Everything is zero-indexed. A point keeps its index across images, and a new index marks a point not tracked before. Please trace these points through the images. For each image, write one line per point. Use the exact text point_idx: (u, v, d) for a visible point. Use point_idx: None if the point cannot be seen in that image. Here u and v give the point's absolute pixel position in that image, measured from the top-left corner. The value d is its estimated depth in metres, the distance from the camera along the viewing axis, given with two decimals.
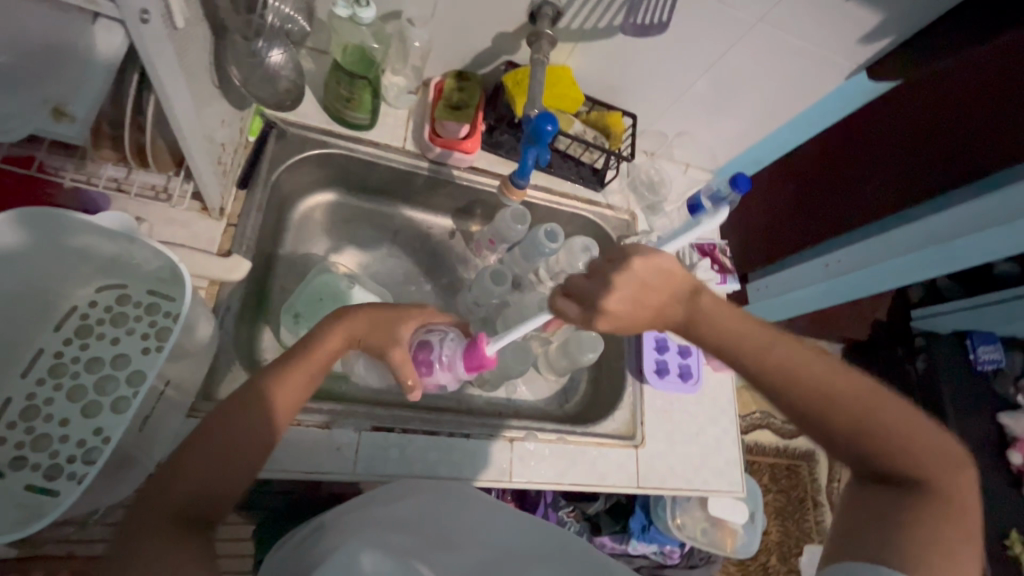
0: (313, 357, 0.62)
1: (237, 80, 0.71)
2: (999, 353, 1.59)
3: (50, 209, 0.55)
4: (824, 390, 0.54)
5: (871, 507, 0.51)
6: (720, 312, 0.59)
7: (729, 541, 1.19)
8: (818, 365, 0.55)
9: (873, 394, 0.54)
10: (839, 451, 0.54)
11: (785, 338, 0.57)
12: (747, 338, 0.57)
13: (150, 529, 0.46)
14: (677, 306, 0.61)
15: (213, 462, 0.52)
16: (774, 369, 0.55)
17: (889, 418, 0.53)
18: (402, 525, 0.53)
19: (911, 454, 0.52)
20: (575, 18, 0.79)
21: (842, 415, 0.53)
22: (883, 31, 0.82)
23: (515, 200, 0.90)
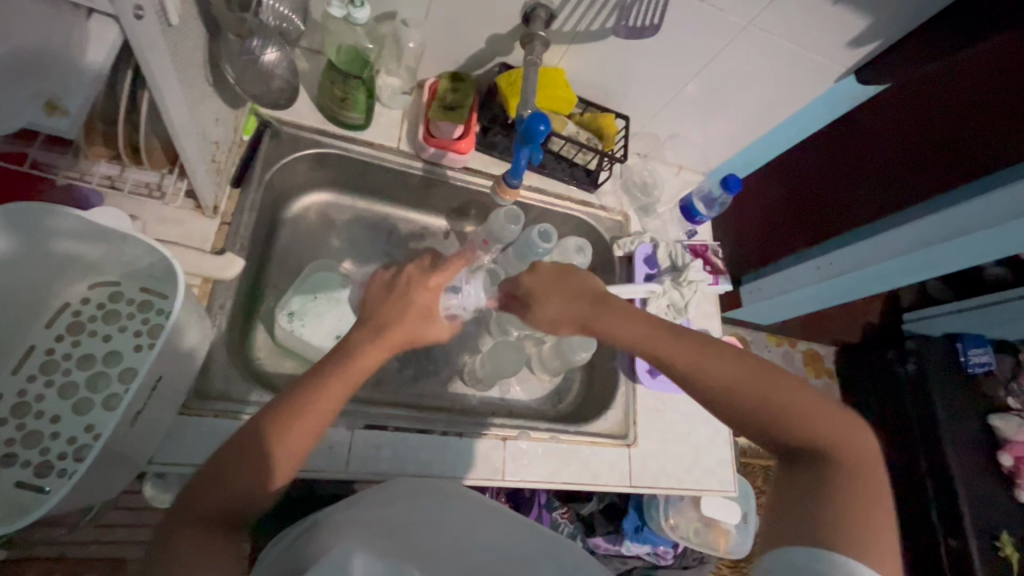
0: (348, 372, 0.60)
1: (231, 79, 0.71)
2: (990, 356, 1.59)
3: (39, 206, 0.54)
4: (724, 375, 0.59)
5: (796, 486, 0.53)
6: (631, 316, 0.67)
7: (722, 542, 1.19)
8: (712, 353, 0.61)
9: (770, 376, 0.59)
10: (752, 433, 0.59)
11: (689, 336, 0.64)
12: (657, 336, 0.65)
13: (178, 535, 0.48)
14: (589, 302, 0.71)
15: (242, 470, 0.52)
16: (675, 362, 0.62)
17: (785, 391, 0.58)
18: (395, 525, 0.53)
19: (811, 418, 0.56)
20: (568, 20, 0.79)
21: (743, 396, 0.58)
22: (870, 36, 0.84)
23: (508, 200, 0.91)
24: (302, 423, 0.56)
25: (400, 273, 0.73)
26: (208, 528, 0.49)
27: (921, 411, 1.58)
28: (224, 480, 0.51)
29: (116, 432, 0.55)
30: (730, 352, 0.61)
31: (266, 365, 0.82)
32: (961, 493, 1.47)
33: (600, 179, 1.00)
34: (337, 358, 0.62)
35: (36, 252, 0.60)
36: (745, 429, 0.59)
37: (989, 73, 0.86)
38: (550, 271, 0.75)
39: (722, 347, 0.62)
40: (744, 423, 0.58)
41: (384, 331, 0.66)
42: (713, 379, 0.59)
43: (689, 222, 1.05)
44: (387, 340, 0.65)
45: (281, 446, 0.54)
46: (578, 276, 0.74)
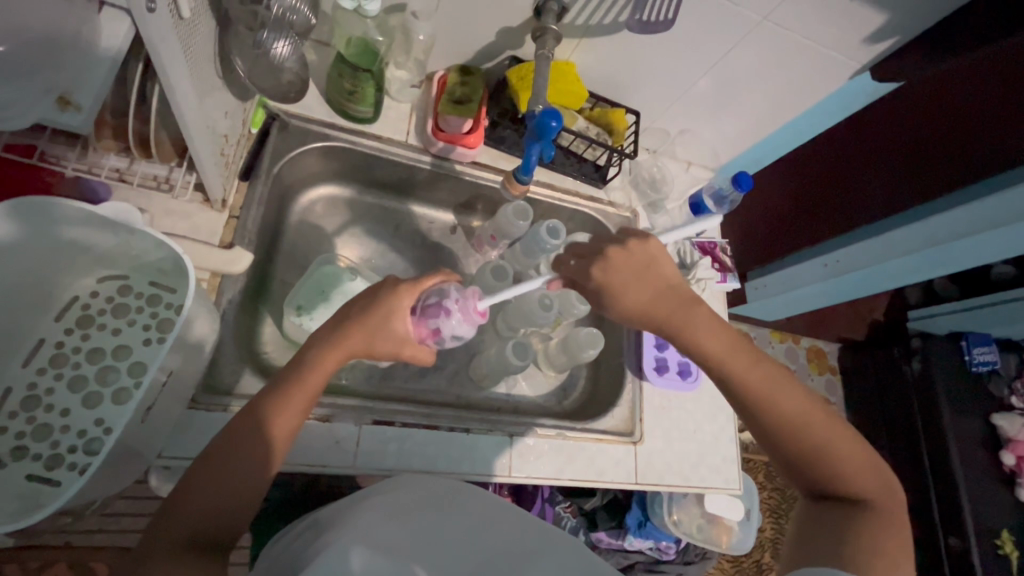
0: (308, 381, 0.59)
1: (241, 71, 0.71)
2: (994, 355, 1.59)
3: (42, 198, 0.54)
4: (795, 414, 0.59)
5: (829, 522, 0.55)
6: (711, 331, 0.63)
7: (725, 538, 1.19)
8: (786, 388, 0.60)
9: (828, 419, 0.59)
10: (794, 470, 0.59)
11: (764, 364, 0.62)
12: (733, 355, 0.62)
13: (162, 541, 0.48)
14: (675, 308, 0.65)
15: (219, 482, 0.52)
16: (748, 388, 0.60)
17: (843, 442, 0.58)
18: (402, 512, 0.53)
19: (859, 471, 0.57)
20: (580, 14, 0.78)
21: (807, 436, 0.58)
22: (886, 33, 0.82)
23: (517, 196, 0.90)
24: (272, 429, 0.56)
25: (376, 287, 0.68)
26: (189, 539, 0.49)
27: (926, 408, 1.57)
28: (204, 489, 0.51)
29: (128, 427, 0.55)
30: (803, 392, 0.60)
31: (274, 359, 0.81)
32: (962, 492, 1.48)
33: (609, 174, 0.99)
34: (299, 365, 0.60)
35: (43, 246, 0.59)
36: (788, 464, 0.59)
37: (987, 77, 0.87)
38: (640, 258, 0.66)
39: (794, 385, 0.60)
40: (794, 459, 0.58)
41: (337, 332, 0.63)
42: (784, 412, 0.59)
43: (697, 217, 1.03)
44: (343, 341, 0.62)
45: (257, 457, 0.54)
46: (661, 268, 0.67)
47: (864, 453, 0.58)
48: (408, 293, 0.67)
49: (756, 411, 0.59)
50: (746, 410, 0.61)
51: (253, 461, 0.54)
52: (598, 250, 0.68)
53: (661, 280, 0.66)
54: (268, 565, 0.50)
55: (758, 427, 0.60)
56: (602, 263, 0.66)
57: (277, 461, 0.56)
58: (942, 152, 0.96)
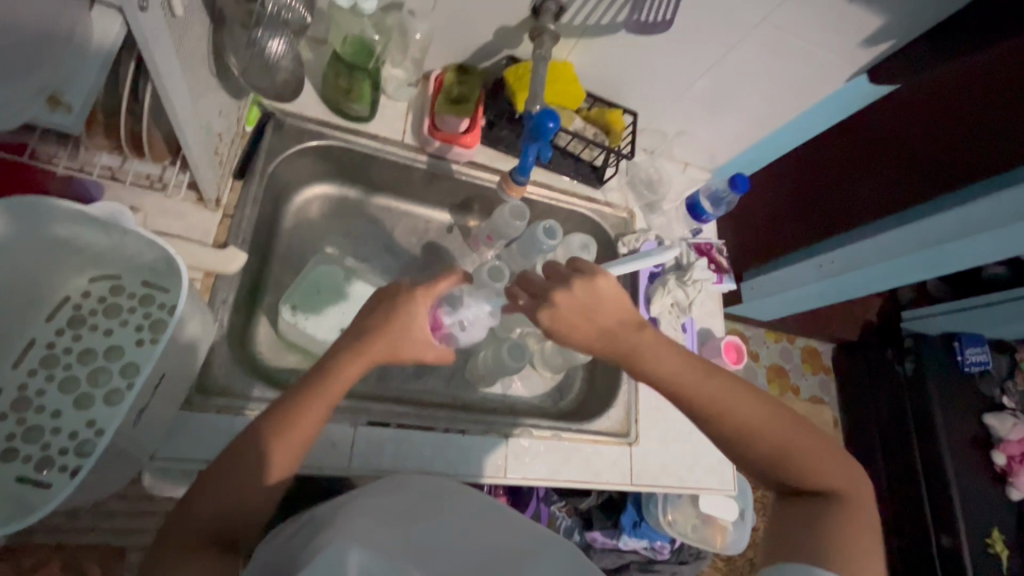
0: (329, 390, 0.59)
1: (236, 69, 0.69)
2: (987, 355, 1.59)
3: (31, 198, 0.53)
4: (751, 421, 0.58)
5: (799, 517, 0.55)
6: (659, 349, 0.61)
7: (718, 537, 1.18)
8: (737, 397, 0.59)
9: (789, 423, 0.59)
10: (759, 473, 0.59)
11: (717, 375, 0.60)
12: (683, 370, 0.60)
13: (177, 540, 0.49)
14: (624, 331, 0.63)
15: (233, 483, 0.53)
16: (703, 402, 0.59)
17: (804, 441, 0.58)
18: (397, 513, 0.53)
19: (823, 468, 0.57)
20: (578, 14, 0.78)
21: (766, 442, 0.57)
22: (883, 35, 0.82)
23: (514, 197, 0.89)
24: (291, 436, 0.56)
25: (374, 298, 0.69)
26: (202, 539, 0.50)
27: (918, 408, 1.58)
28: (213, 492, 0.52)
29: (121, 430, 0.55)
30: (759, 395, 0.60)
31: (269, 359, 0.81)
32: (954, 491, 1.49)
33: (606, 175, 0.99)
34: (323, 371, 0.60)
35: (35, 246, 0.59)
36: (754, 468, 0.59)
37: (982, 83, 0.88)
38: (584, 298, 0.63)
39: (747, 392, 0.59)
40: (757, 463, 0.58)
41: (362, 339, 0.64)
42: (739, 421, 0.58)
43: (695, 219, 1.04)
44: (366, 352, 0.63)
45: (265, 466, 0.54)
46: (608, 303, 0.63)
47: (828, 450, 0.59)
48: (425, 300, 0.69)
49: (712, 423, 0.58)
50: (702, 423, 0.59)
51: (264, 467, 0.54)
52: (544, 288, 0.64)
53: (612, 311, 0.63)
54: (261, 563, 0.50)
55: (716, 438, 0.59)
56: (547, 309, 0.63)
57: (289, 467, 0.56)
58: (936, 160, 0.96)
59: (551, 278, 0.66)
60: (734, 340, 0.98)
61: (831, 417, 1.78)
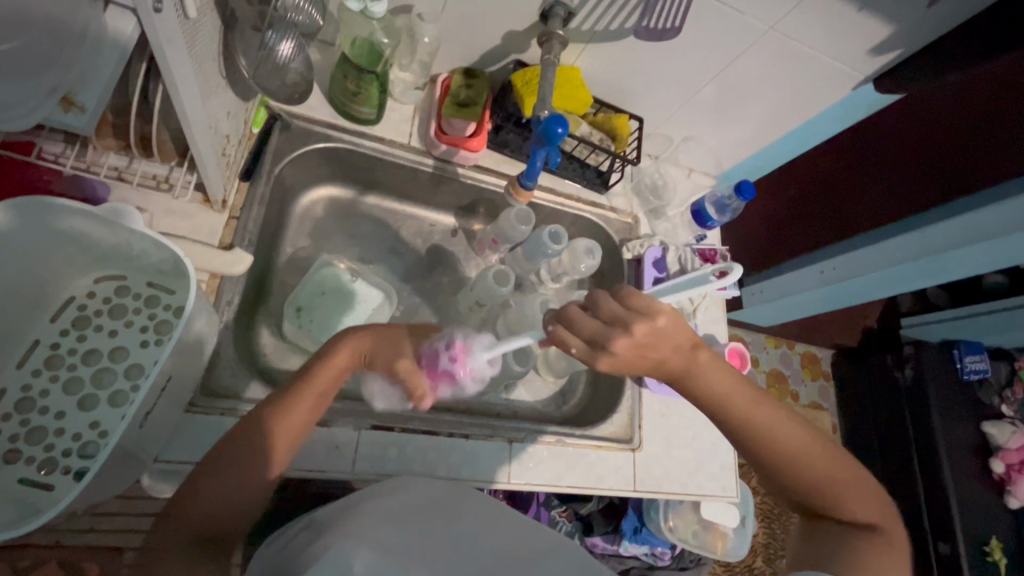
0: (316, 379, 0.61)
1: (246, 71, 0.71)
2: (985, 363, 1.61)
3: (41, 198, 0.53)
4: (795, 449, 0.58)
5: (832, 542, 0.56)
6: (713, 372, 0.58)
7: (720, 545, 1.18)
8: (785, 424, 0.58)
9: (827, 453, 0.59)
10: (794, 496, 0.60)
11: (762, 399, 0.59)
12: (734, 395, 0.58)
13: (171, 538, 0.48)
14: (677, 359, 0.58)
15: (224, 483, 0.52)
16: (746, 426, 0.58)
17: (840, 470, 0.59)
18: (401, 515, 0.52)
19: (857, 498, 0.58)
20: (587, 19, 0.78)
21: (804, 468, 0.58)
22: (891, 43, 0.83)
23: (521, 202, 0.89)
24: (287, 424, 0.57)
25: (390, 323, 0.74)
26: (199, 533, 0.50)
27: (918, 415, 1.58)
28: (207, 491, 0.52)
29: (126, 432, 0.55)
30: (800, 422, 0.59)
31: (273, 361, 0.80)
32: (953, 498, 1.48)
33: (611, 180, 0.99)
34: (313, 365, 0.63)
35: (41, 246, 0.58)
36: (787, 490, 0.60)
37: (990, 94, 0.87)
38: (643, 333, 0.56)
39: (791, 418, 0.59)
40: (791, 485, 0.59)
41: (348, 335, 0.68)
42: (784, 447, 0.57)
43: (699, 225, 1.06)
44: (353, 334, 0.68)
45: (265, 457, 0.55)
46: (670, 337, 0.57)
47: (862, 480, 0.59)
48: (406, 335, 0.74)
49: (753, 446, 0.58)
50: (742, 445, 0.59)
51: (256, 461, 0.54)
52: (601, 334, 0.57)
53: (673, 340, 0.57)
54: (264, 560, 0.49)
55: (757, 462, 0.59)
56: (608, 351, 0.57)
57: (285, 457, 0.57)
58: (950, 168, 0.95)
59: (604, 318, 0.58)
60: (740, 346, 0.98)
61: (831, 424, 1.77)
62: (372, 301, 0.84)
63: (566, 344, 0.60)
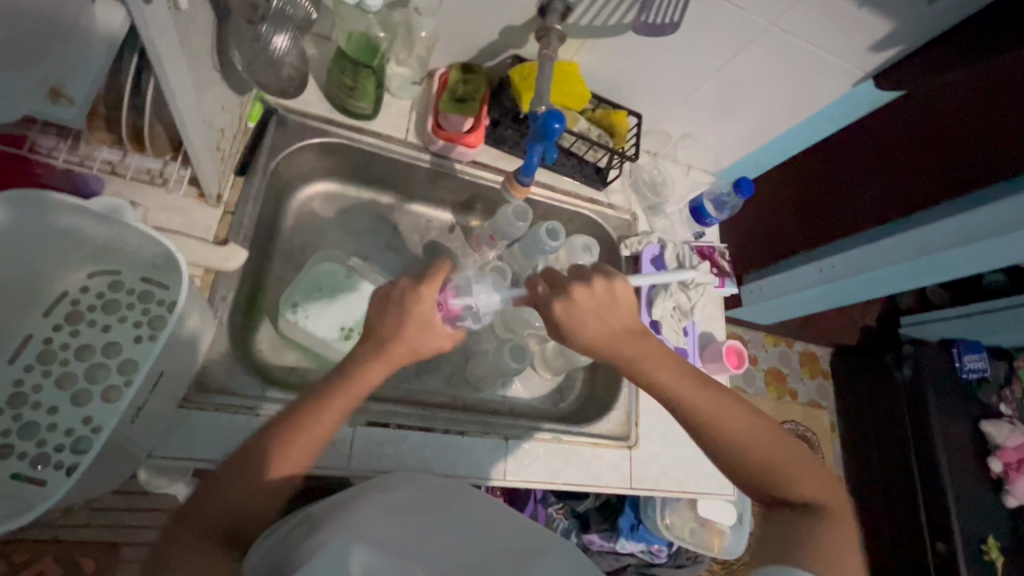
0: (347, 388, 0.61)
1: (239, 64, 0.70)
2: (984, 362, 1.62)
3: (33, 193, 0.53)
4: (741, 431, 0.62)
5: (781, 523, 0.59)
6: (659, 356, 0.65)
7: (717, 542, 1.15)
8: (729, 408, 0.63)
9: (773, 437, 0.63)
10: (747, 482, 0.63)
11: (707, 386, 0.65)
12: (680, 380, 0.64)
13: (188, 538, 0.49)
14: (627, 339, 0.65)
15: (243, 487, 0.53)
16: (692, 407, 0.63)
17: (790, 455, 0.63)
18: (395, 511, 0.52)
19: (803, 479, 0.61)
20: (585, 14, 0.77)
21: (752, 452, 0.62)
22: (890, 40, 0.82)
23: (518, 198, 0.89)
24: (308, 434, 0.57)
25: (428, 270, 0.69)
26: (215, 531, 0.50)
27: (916, 413, 1.58)
28: (224, 492, 0.52)
29: (118, 427, 0.54)
30: (748, 411, 0.64)
31: (269, 358, 0.80)
32: (951, 498, 1.48)
33: (609, 177, 0.98)
34: (342, 375, 0.61)
35: (33, 240, 0.58)
36: (740, 476, 0.63)
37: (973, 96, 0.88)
38: (600, 298, 0.65)
39: (736, 404, 0.64)
40: (742, 470, 0.63)
41: (382, 344, 0.64)
42: (729, 429, 0.62)
43: (698, 222, 1.06)
44: (389, 355, 0.63)
45: (283, 462, 0.55)
46: (619, 308, 0.66)
47: (808, 464, 0.63)
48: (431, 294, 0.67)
49: (702, 428, 0.63)
50: (692, 429, 0.64)
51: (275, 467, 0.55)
52: (562, 281, 0.66)
53: (621, 314, 0.66)
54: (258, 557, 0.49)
55: (707, 446, 0.63)
56: (565, 300, 0.64)
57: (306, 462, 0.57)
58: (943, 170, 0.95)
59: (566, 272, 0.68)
60: (735, 345, 0.97)
61: (828, 422, 1.78)
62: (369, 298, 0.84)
63: (534, 284, 0.67)
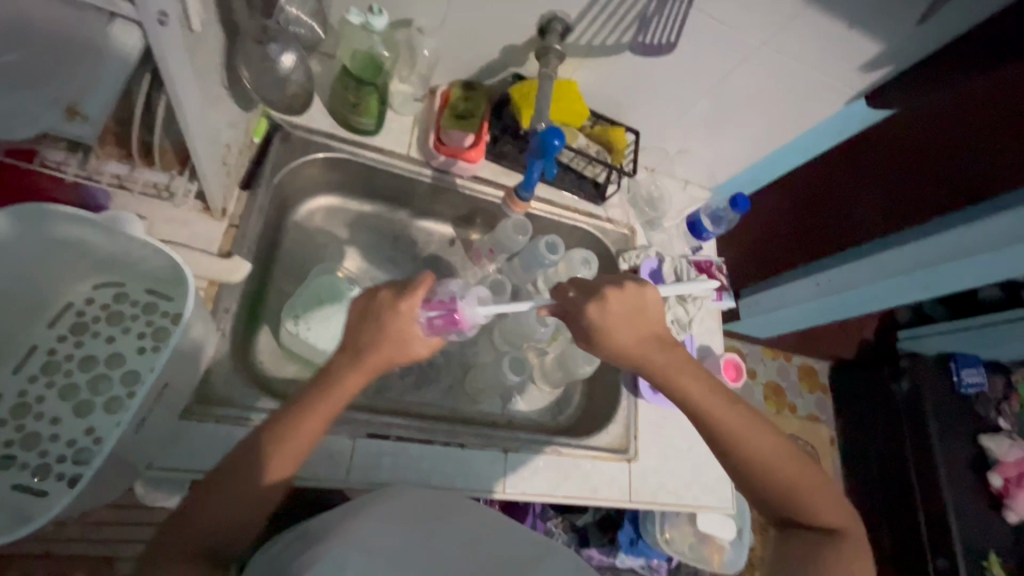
0: (328, 398, 0.61)
1: (247, 82, 0.73)
2: (982, 377, 1.61)
3: (38, 206, 0.54)
4: (769, 454, 0.62)
5: (800, 549, 0.60)
6: (691, 372, 0.65)
7: (717, 557, 1.16)
8: (758, 429, 0.63)
9: (798, 460, 0.63)
10: (767, 503, 0.63)
11: (737, 404, 0.65)
12: (710, 398, 0.64)
13: (170, 554, 0.51)
14: (658, 352, 0.65)
15: (222, 501, 0.54)
16: (720, 426, 0.63)
17: (815, 481, 0.63)
18: (397, 520, 0.52)
19: (825, 505, 0.62)
20: (584, 34, 0.79)
21: (779, 474, 0.62)
22: (881, 59, 0.85)
23: (518, 212, 0.91)
24: (287, 445, 0.57)
25: (404, 285, 0.66)
26: (198, 552, 0.52)
27: (914, 429, 1.58)
28: (209, 505, 0.54)
29: (122, 438, 0.55)
30: (773, 432, 0.64)
31: (269, 370, 0.80)
32: (950, 512, 1.48)
33: (608, 192, 1.00)
34: (319, 383, 0.62)
35: (39, 252, 0.59)
36: (762, 498, 0.63)
37: (977, 110, 0.89)
38: (631, 303, 0.65)
39: (764, 425, 0.64)
40: (767, 492, 0.63)
41: (357, 351, 0.63)
42: (756, 451, 0.62)
43: (695, 236, 1.07)
44: (365, 364, 0.63)
45: (263, 474, 0.56)
46: (651, 318, 0.66)
47: (830, 489, 0.64)
48: (411, 308, 0.65)
49: (730, 448, 0.63)
50: (720, 447, 0.64)
51: (255, 480, 0.56)
52: (596, 287, 0.65)
53: (652, 324, 0.66)
54: (259, 568, 0.49)
55: (731, 466, 0.64)
56: (599, 303, 0.64)
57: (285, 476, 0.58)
58: (938, 185, 0.96)
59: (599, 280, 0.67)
60: (734, 358, 0.98)
61: (827, 436, 1.77)
62: None
63: (563, 289, 0.66)
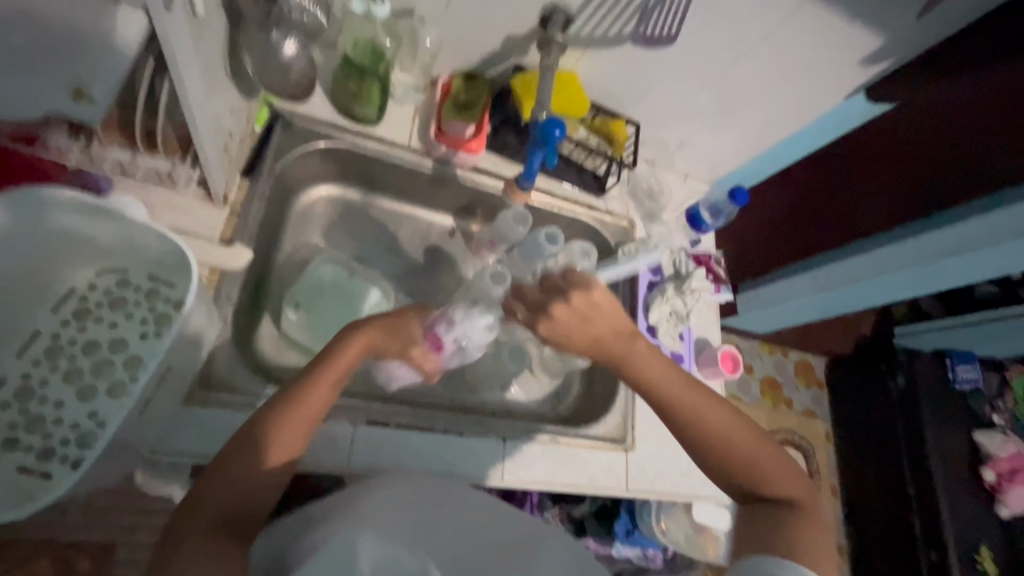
0: (331, 370, 0.62)
1: (249, 68, 0.75)
2: (977, 373, 1.64)
3: (29, 189, 0.53)
4: (727, 434, 0.64)
5: (763, 523, 0.61)
6: (649, 360, 0.66)
7: (711, 548, 1.16)
8: (717, 411, 0.64)
9: (754, 438, 0.64)
10: (728, 482, 0.65)
11: (695, 388, 0.65)
12: (668, 383, 0.65)
13: (187, 535, 0.49)
14: (617, 342, 0.66)
15: (240, 477, 0.53)
16: (680, 410, 0.64)
17: (769, 455, 0.64)
18: (396, 505, 0.53)
19: (783, 479, 0.63)
20: (585, 25, 0.80)
21: (737, 452, 0.63)
22: (880, 52, 0.85)
23: (518, 202, 0.92)
24: (297, 416, 0.58)
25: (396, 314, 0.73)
26: (218, 526, 0.50)
27: (909, 424, 1.59)
28: (221, 482, 0.53)
29: (127, 419, 0.55)
30: (732, 412, 0.65)
31: (271, 358, 0.81)
32: (944, 506, 1.50)
33: (607, 184, 1.00)
34: (321, 358, 0.62)
35: (41, 237, 0.59)
36: (726, 479, 0.64)
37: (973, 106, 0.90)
38: (585, 303, 0.65)
39: (722, 407, 0.65)
40: (729, 472, 0.64)
41: (359, 325, 0.67)
42: (714, 431, 0.63)
43: (694, 229, 1.06)
44: (366, 329, 0.67)
45: (272, 449, 0.56)
46: (608, 312, 0.67)
47: (786, 463, 0.65)
48: (413, 316, 0.74)
49: (690, 432, 0.64)
50: (682, 433, 0.65)
51: (265, 455, 0.55)
52: (554, 290, 0.67)
53: (607, 319, 0.66)
54: (259, 554, 0.50)
55: (692, 449, 0.65)
56: (548, 317, 0.65)
57: (296, 449, 0.57)
58: (935, 180, 0.96)
59: (547, 288, 0.68)
60: (730, 350, 0.98)
61: (823, 431, 1.76)
62: (371, 299, 0.86)
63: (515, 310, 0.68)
